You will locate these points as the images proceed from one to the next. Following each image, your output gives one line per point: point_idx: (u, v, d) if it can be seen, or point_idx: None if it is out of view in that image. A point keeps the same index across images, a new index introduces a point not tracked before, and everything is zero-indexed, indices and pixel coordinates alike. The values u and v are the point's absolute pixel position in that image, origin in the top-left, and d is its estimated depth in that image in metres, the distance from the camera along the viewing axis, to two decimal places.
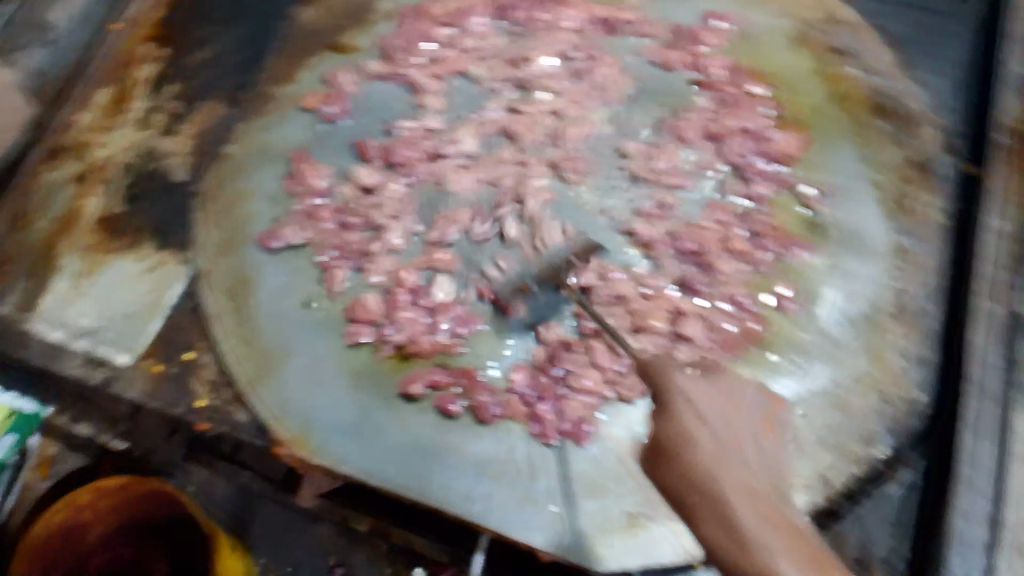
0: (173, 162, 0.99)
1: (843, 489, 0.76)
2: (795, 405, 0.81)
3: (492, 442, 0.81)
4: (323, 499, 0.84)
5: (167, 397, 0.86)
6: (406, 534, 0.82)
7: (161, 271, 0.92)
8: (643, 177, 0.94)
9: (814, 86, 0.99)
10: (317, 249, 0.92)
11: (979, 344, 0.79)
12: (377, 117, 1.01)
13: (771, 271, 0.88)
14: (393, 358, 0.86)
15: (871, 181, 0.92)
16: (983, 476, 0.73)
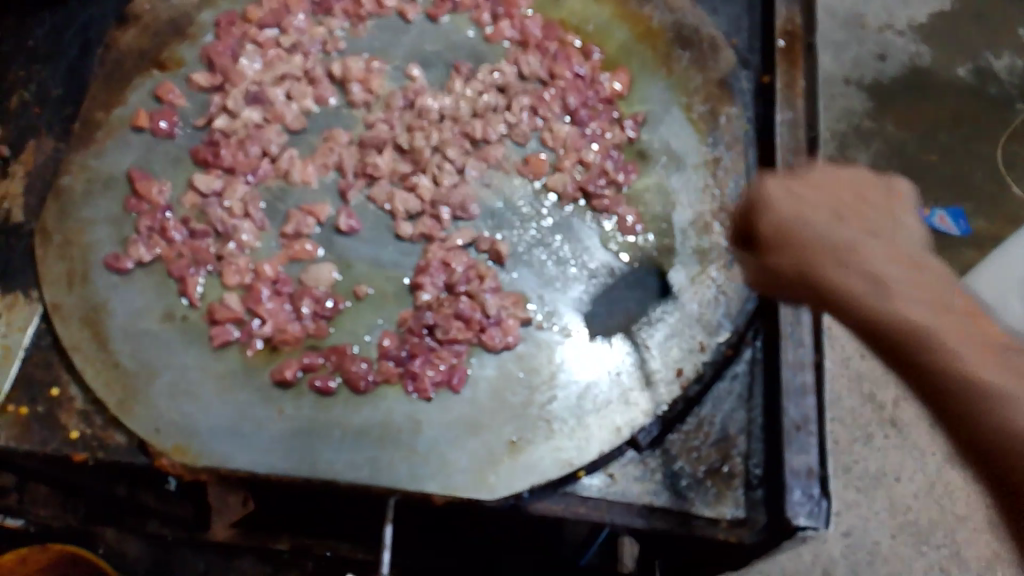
0: (6, 205, 0.96)
1: (695, 375, 0.85)
2: (629, 313, 0.89)
3: (371, 410, 0.85)
4: (241, 533, 1.14)
5: (38, 437, 0.84)
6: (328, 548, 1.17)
7: (10, 315, 0.90)
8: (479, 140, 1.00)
9: (619, 29, 1.05)
10: (168, 263, 0.92)
11: None
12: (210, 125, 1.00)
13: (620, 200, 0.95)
14: (262, 351, 0.88)
15: (680, 106, 0.99)
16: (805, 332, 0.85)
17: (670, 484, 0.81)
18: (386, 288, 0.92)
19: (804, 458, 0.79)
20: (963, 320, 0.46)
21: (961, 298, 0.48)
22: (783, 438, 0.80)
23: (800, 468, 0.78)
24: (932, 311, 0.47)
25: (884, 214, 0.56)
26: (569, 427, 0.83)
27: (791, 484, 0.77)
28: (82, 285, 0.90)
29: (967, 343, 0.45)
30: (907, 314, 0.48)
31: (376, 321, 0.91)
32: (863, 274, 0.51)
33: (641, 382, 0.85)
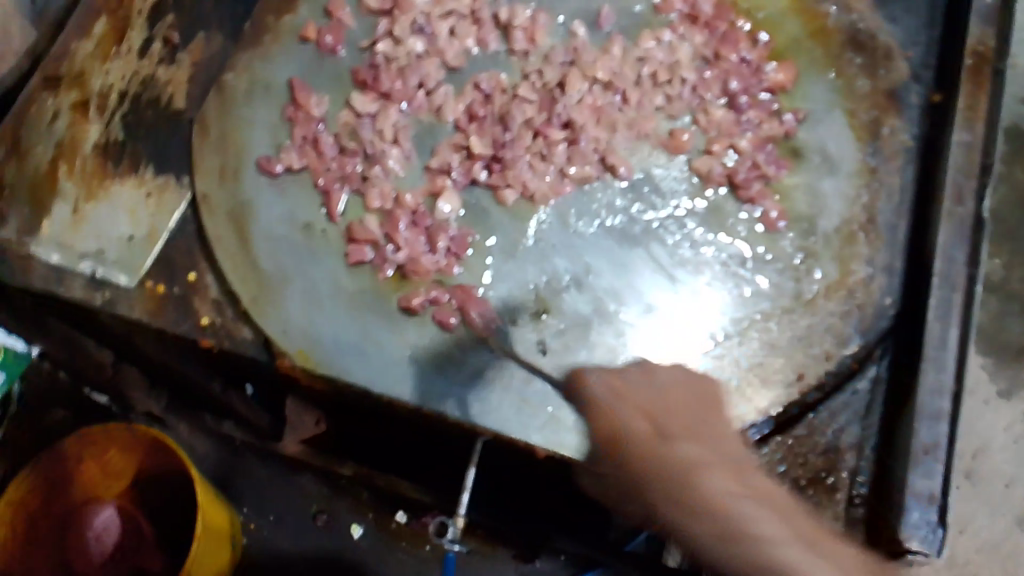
0: (170, 92, 0.99)
1: (815, 383, 0.84)
2: (755, 309, 0.88)
3: (488, 351, 0.87)
4: (312, 451, 1.28)
5: (171, 318, 0.89)
6: (388, 479, 1.29)
7: (161, 197, 0.94)
8: (637, 105, 0.98)
9: (793, 21, 1.03)
10: (316, 175, 0.94)
11: (944, 241, 0.81)
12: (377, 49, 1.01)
13: (768, 194, 0.93)
14: (394, 277, 0.90)
15: (844, 111, 0.97)
16: (948, 356, 0.77)
17: (770, 484, 0.82)
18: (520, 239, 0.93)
19: (928, 482, 0.73)
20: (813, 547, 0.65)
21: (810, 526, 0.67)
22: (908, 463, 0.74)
23: (922, 492, 0.73)
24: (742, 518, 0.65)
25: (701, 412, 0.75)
26: None
27: (909, 506, 0.73)
28: (232, 181, 0.94)
29: (762, 521, 0.65)
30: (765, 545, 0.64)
31: (506, 269, 0.91)
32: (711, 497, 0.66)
33: (760, 381, 0.85)
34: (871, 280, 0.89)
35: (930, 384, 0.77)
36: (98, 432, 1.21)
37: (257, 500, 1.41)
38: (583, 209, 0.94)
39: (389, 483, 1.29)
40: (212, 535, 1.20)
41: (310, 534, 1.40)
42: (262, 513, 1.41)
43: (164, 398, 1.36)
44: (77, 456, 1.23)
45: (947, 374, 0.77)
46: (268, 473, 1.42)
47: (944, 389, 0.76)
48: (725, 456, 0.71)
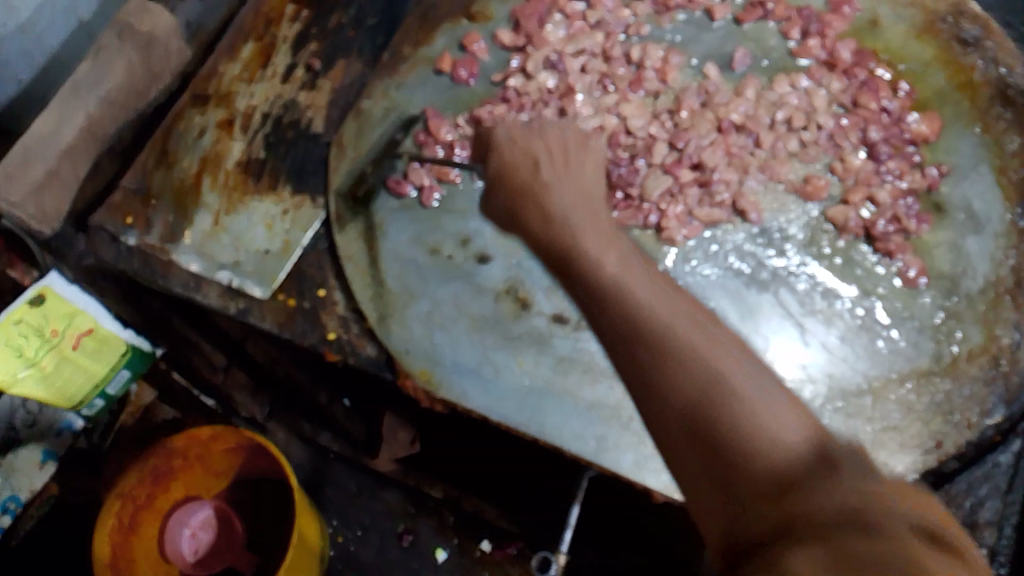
0: (310, 113, 1.03)
1: (955, 452, 0.81)
2: (888, 371, 0.85)
3: (606, 389, 0.86)
4: (404, 469, 1.30)
5: (300, 329, 0.91)
6: (474, 504, 1.28)
7: (295, 213, 0.96)
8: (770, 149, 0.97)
9: (937, 73, 1.00)
10: (447, 203, 0.96)
11: None
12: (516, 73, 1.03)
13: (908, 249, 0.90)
14: (515, 305, 0.90)
15: (992, 167, 0.93)
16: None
17: None
18: None
19: None
20: None
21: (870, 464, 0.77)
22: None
23: None
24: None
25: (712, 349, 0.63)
26: None
27: None
28: (365, 202, 0.96)
29: None
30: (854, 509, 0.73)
31: None
32: None
33: (894, 443, 0.81)
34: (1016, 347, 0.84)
35: None
36: (198, 432, 1.21)
37: (343, 513, 1.43)
38: (709, 249, 0.93)
39: (476, 508, 1.28)
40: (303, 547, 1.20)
41: (395, 555, 1.40)
42: (350, 527, 1.42)
43: (266, 406, 1.39)
44: (177, 458, 1.24)
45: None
46: (356, 488, 1.44)
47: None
48: None
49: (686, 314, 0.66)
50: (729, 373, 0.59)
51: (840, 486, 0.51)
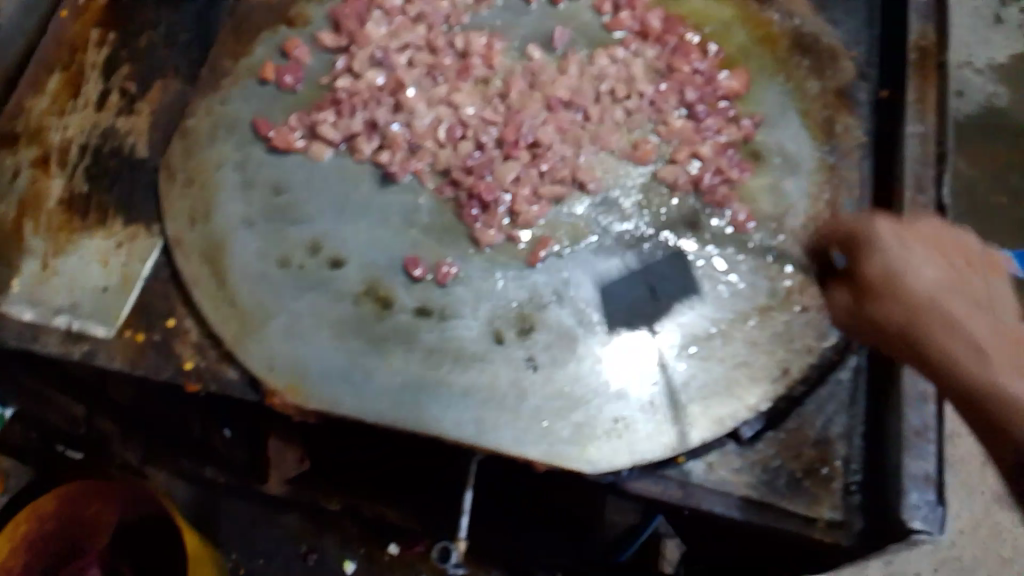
0: (132, 140, 0.99)
1: (800, 376, 0.86)
2: (731, 313, 0.90)
3: (477, 371, 0.86)
4: (295, 488, 1.24)
5: (153, 365, 0.88)
6: (374, 509, 1.25)
7: (131, 244, 0.93)
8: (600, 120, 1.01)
9: (739, 31, 1.07)
10: (291, 213, 0.94)
11: None
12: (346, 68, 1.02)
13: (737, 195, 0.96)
14: (376, 305, 0.89)
15: (797, 111, 1.01)
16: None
17: (767, 480, 0.83)
18: (499, 259, 0.93)
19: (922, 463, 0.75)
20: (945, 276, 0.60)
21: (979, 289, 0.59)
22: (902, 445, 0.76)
23: (918, 475, 0.75)
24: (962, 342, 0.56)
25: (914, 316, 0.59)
26: (673, 412, 0.85)
27: (908, 489, 0.74)
28: (205, 225, 0.93)
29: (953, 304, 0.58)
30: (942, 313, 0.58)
31: (488, 289, 0.91)
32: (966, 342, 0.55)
33: (748, 378, 0.86)
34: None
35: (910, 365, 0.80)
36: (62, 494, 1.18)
37: (245, 545, 1.39)
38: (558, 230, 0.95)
39: (376, 512, 1.25)
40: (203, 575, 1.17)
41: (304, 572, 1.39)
42: (251, 557, 1.39)
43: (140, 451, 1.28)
44: (66, 518, 1.21)
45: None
46: (252, 517, 1.40)
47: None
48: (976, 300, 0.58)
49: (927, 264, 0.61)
50: (920, 286, 0.60)
51: (954, 318, 0.57)
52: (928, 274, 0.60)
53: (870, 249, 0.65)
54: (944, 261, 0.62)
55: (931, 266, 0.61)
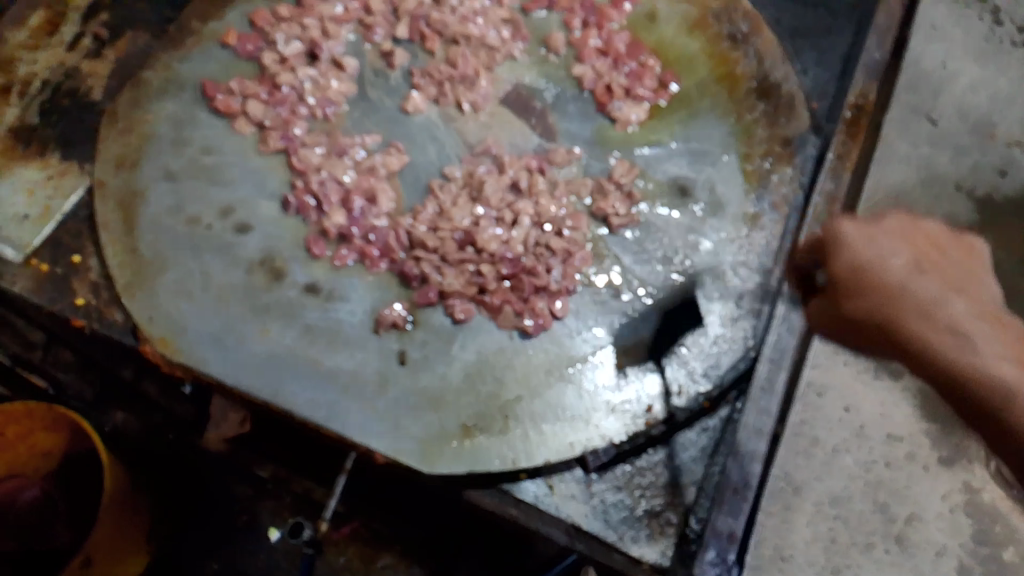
0: (89, 82, 1.03)
1: (662, 417, 0.84)
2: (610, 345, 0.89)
3: (347, 356, 0.88)
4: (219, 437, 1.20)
5: (50, 295, 0.92)
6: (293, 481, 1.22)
7: (59, 180, 0.97)
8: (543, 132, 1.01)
9: (701, 65, 1.05)
10: (216, 174, 0.97)
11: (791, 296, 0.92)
12: (307, 44, 1.05)
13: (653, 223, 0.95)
14: (268, 275, 0.92)
15: (738, 154, 0.98)
16: (774, 399, 0.89)
17: (603, 514, 0.83)
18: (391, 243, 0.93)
19: (730, 521, 0.83)
20: (952, 293, 0.63)
21: (929, 290, 0.63)
22: (718, 498, 0.84)
23: (724, 531, 0.83)
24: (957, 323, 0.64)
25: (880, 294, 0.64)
26: (523, 429, 0.84)
27: (709, 545, 0.82)
28: (132, 173, 0.96)
29: (902, 271, 0.65)
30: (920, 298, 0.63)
31: (379, 282, 0.92)
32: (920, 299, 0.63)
33: (607, 408, 0.85)
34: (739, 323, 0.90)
35: (749, 425, 0.88)
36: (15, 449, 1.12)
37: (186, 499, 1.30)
38: (467, 251, 0.93)
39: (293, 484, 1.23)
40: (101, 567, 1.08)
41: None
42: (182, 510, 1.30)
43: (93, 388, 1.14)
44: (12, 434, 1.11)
45: (769, 418, 0.88)
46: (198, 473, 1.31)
47: (763, 433, 0.88)
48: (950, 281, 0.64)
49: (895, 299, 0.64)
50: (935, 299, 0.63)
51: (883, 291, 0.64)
52: (938, 290, 0.63)
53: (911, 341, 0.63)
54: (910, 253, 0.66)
55: (931, 286, 0.64)
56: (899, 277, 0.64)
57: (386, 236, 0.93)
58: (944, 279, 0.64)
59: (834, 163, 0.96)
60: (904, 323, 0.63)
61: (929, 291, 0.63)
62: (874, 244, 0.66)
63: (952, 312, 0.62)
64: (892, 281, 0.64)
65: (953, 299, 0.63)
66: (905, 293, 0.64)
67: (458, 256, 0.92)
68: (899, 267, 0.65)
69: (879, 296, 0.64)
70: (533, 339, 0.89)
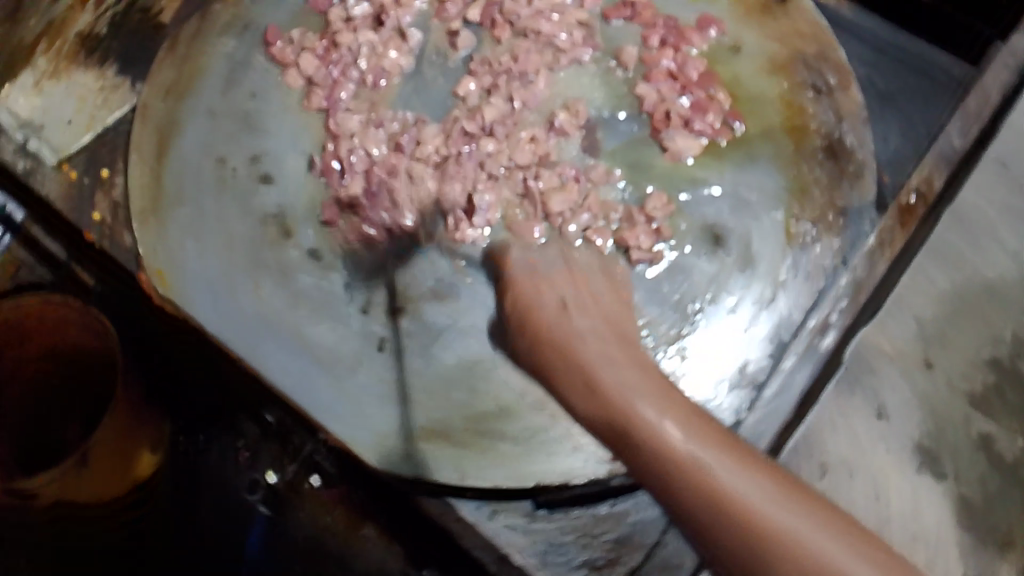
0: (163, 3, 1.03)
1: (628, 470, 0.78)
2: None
3: (328, 329, 0.86)
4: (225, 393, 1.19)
5: (74, 204, 0.94)
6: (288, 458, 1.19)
7: (110, 94, 0.98)
8: (589, 147, 0.96)
9: (772, 111, 0.98)
10: (254, 119, 0.96)
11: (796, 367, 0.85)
12: (374, 7, 1.02)
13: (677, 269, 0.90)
14: (277, 233, 0.91)
15: (785, 214, 0.91)
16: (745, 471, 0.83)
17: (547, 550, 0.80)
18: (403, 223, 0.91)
19: None
20: (712, 446, 0.63)
21: (720, 435, 0.64)
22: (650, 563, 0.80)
23: None
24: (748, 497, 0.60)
25: (673, 401, 0.67)
26: (484, 446, 0.80)
27: None
28: (175, 102, 0.97)
29: (678, 424, 0.65)
30: (710, 467, 0.61)
31: (382, 262, 0.90)
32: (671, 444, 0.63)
33: (572, 445, 0.80)
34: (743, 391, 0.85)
35: None
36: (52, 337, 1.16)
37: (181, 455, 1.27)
38: (478, 250, 0.90)
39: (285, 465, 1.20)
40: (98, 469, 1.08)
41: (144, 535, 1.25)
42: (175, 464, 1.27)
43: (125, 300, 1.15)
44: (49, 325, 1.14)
45: None
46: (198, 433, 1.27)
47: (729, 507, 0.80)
48: (688, 426, 0.65)
49: (705, 428, 0.64)
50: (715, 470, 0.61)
51: (699, 432, 0.64)
52: (681, 432, 0.64)
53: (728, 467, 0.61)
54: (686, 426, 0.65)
55: (707, 449, 0.62)
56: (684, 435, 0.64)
57: (399, 217, 0.91)
58: (706, 429, 0.64)
59: (873, 249, 0.89)
60: (708, 472, 0.61)
61: (674, 436, 0.64)
62: (593, 321, 0.80)
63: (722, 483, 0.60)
64: (604, 367, 0.73)
65: (742, 486, 0.59)
66: (710, 475, 0.61)
67: (466, 253, 0.90)
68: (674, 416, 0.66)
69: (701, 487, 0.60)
70: (520, 357, 0.84)
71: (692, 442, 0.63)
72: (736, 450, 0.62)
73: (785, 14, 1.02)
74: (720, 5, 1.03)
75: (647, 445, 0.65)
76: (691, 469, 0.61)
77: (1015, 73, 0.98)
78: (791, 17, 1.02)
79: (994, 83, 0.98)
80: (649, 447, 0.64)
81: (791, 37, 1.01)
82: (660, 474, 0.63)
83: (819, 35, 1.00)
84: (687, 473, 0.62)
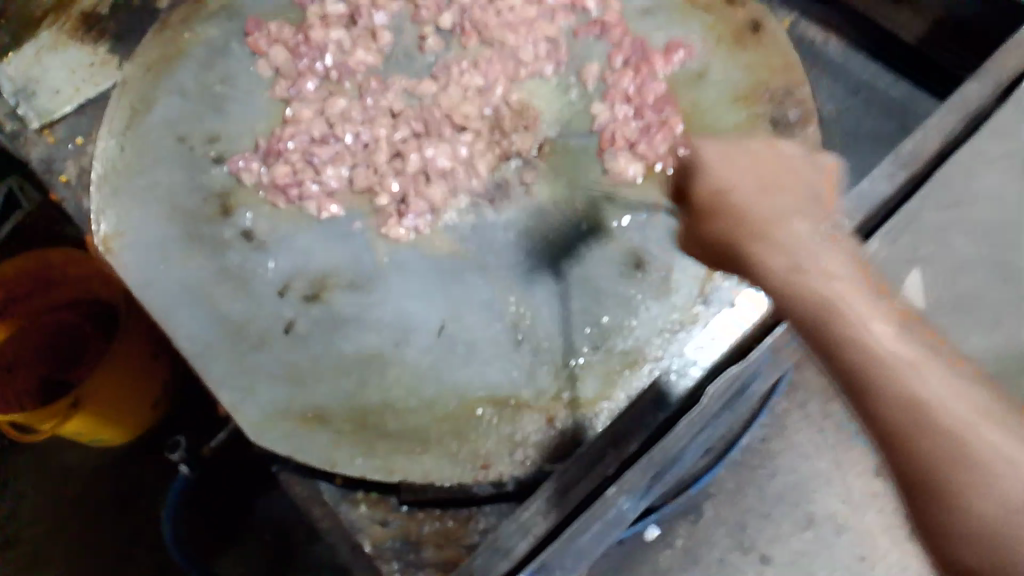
0: None
1: (494, 479, 0.78)
2: (482, 389, 0.82)
3: (243, 305, 0.88)
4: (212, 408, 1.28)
5: (49, 163, 1.01)
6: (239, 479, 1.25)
7: (100, 69, 1.05)
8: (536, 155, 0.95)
9: (725, 141, 0.94)
10: (222, 103, 0.99)
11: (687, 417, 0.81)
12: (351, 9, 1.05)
13: (602, 290, 0.86)
14: (218, 210, 0.93)
15: None
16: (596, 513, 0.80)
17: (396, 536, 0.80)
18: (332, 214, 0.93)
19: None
20: (927, 356, 0.58)
21: (872, 347, 0.58)
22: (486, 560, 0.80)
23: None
24: (866, 355, 0.58)
25: (796, 301, 0.61)
26: (362, 439, 0.80)
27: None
28: (148, 78, 0.98)
29: (875, 322, 0.59)
30: (925, 394, 0.56)
31: (308, 246, 0.91)
32: (886, 337, 0.58)
33: (445, 450, 0.79)
34: (608, 416, 0.80)
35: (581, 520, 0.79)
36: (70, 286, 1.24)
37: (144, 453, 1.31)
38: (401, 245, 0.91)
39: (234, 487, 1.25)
40: (86, 416, 1.13)
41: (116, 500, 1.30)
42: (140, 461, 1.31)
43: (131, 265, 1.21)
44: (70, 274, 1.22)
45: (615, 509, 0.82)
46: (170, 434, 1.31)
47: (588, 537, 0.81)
48: (823, 300, 0.60)
49: (927, 356, 0.57)
50: (925, 383, 0.56)
51: (873, 335, 0.58)
52: (888, 330, 0.58)
53: (862, 387, 0.58)
54: (898, 317, 0.59)
55: (906, 346, 0.58)
56: (843, 331, 0.59)
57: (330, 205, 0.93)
58: (896, 312, 0.60)
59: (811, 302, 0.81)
60: (877, 383, 0.57)
61: (809, 302, 0.60)
62: (756, 207, 0.68)
63: (919, 386, 0.56)
64: (766, 233, 0.66)
65: (955, 400, 0.56)
66: (916, 381, 0.56)
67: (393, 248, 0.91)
68: (908, 343, 0.58)
69: (894, 389, 0.56)
70: (415, 354, 0.84)
71: (862, 311, 0.59)
72: (924, 348, 0.58)
73: (758, 44, 0.98)
74: (693, 32, 1.00)
75: (812, 321, 0.61)
76: (823, 309, 0.60)
77: (961, 118, 0.85)
78: (761, 48, 0.98)
79: (934, 130, 0.84)
80: (856, 361, 0.58)
81: (760, 69, 0.97)
82: (823, 343, 0.60)
83: (789, 69, 0.96)
84: (889, 380, 0.57)
